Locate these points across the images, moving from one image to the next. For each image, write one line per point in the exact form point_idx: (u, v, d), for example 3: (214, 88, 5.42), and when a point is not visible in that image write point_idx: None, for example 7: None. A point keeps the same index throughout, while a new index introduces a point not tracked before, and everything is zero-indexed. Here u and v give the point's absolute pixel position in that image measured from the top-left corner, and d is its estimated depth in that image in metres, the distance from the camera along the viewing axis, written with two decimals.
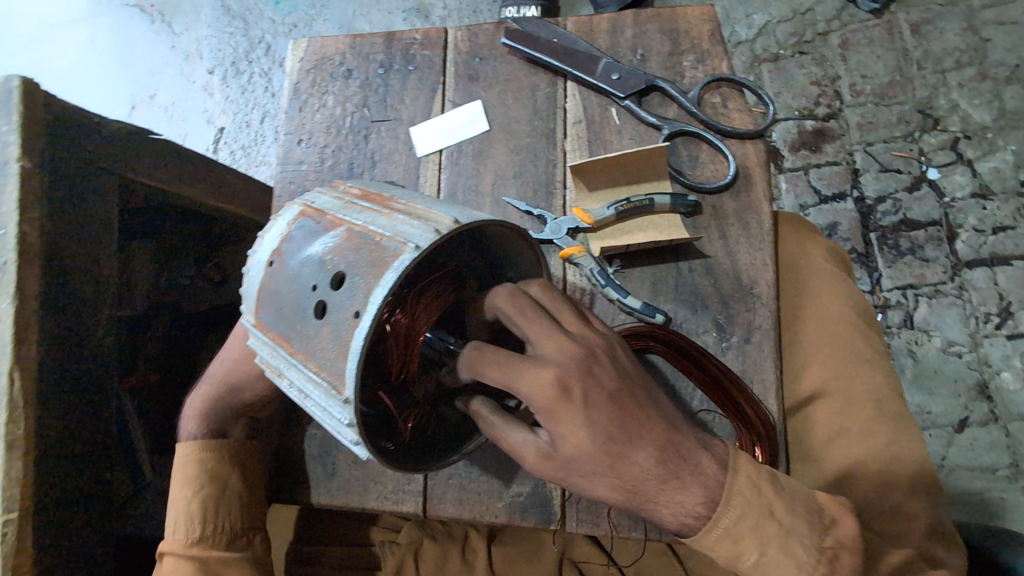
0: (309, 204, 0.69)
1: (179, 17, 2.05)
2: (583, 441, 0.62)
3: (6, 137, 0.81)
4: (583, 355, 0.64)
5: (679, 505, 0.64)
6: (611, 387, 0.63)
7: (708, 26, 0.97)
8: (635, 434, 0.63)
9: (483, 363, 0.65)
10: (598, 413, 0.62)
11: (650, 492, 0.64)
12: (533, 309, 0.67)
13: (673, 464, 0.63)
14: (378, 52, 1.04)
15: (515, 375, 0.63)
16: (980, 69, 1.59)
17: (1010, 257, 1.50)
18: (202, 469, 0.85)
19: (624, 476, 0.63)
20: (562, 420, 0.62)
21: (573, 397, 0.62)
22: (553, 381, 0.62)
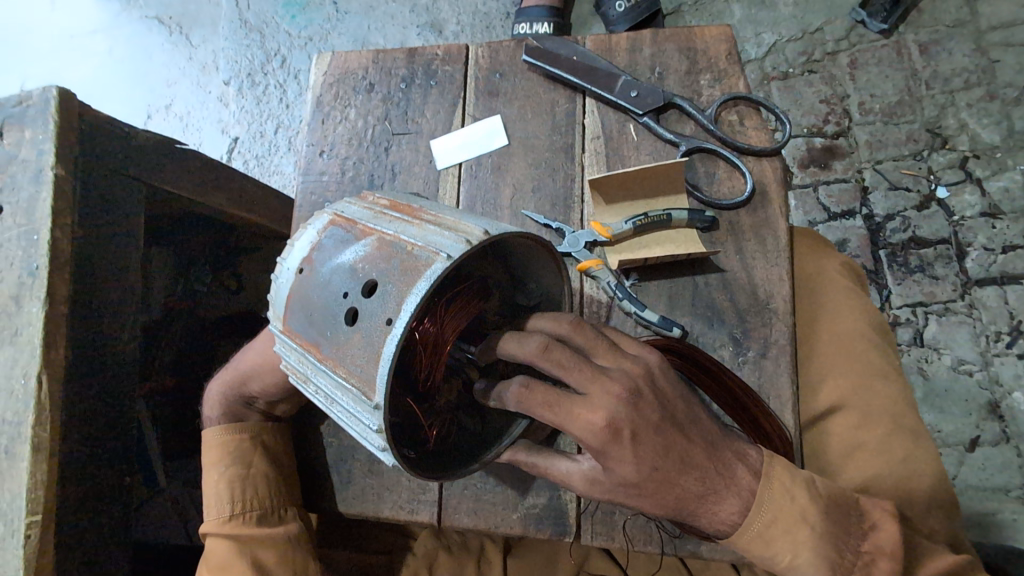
0: (339, 213, 0.70)
1: (197, 29, 2.09)
2: (630, 472, 0.66)
3: (42, 144, 0.83)
4: (626, 391, 0.65)
5: (724, 510, 0.69)
6: (655, 420, 0.66)
7: (725, 46, 0.99)
8: (678, 461, 0.67)
9: (534, 400, 0.65)
10: (644, 448, 0.65)
11: (693, 507, 0.68)
12: (568, 355, 0.67)
13: (711, 480, 0.68)
14: (400, 67, 1.07)
15: (567, 423, 0.64)
16: (988, 90, 1.61)
17: (1021, 276, 1.50)
18: (226, 449, 0.87)
19: (668, 497, 0.67)
20: (611, 459, 0.65)
21: (622, 439, 0.64)
22: (603, 427, 0.64)
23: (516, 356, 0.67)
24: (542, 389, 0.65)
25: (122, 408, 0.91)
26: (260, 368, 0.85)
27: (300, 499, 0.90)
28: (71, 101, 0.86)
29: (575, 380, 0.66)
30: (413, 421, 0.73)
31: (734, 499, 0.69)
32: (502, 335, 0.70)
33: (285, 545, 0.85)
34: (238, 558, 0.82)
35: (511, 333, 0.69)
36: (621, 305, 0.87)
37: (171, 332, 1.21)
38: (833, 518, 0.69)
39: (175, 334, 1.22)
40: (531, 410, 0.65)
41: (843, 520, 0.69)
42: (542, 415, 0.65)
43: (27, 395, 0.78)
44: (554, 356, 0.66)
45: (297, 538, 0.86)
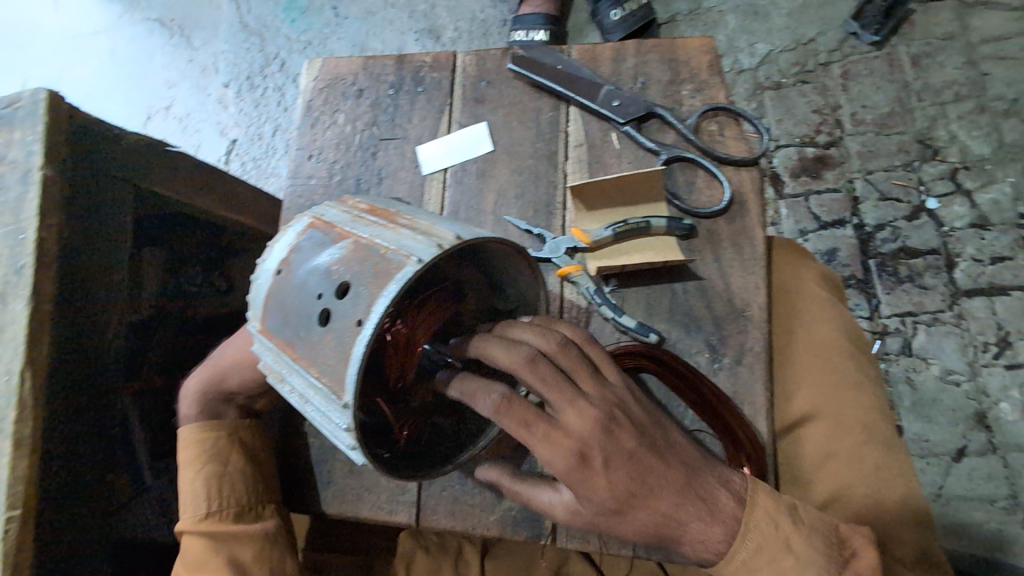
0: (318, 216, 0.71)
1: (198, 32, 2.11)
2: (607, 497, 0.67)
3: (31, 145, 0.85)
4: (599, 416, 0.67)
5: (705, 534, 0.69)
6: (631, 447, 0.67)
7: (707, 57, 1.00)
8: (654, 486, 0.68)
9: (511, 419, 0.65)
10: (619, 474, 0.67)
11: (672, 531, 0.69)
12: (553, 374, 0.68)
13: (692, 506, 0.69)
14: (389, 73, 1.08)
15: (538, 446, 0.66)
16: (978, 103, 1.64)
17: (1009, 287, 1.52)
18: (199, 447, 0.88)
19: (649, 523, 0.68)
20: (586, 484, 0.66)
21: (594, 465, 0.66)
22: (575, 453, 0.65)
23: (500, 364, 0.68)
24: (519, 405, 0.66)
25: (106, 406, 0.92)
26: (237, 363, 0.88)
27: (279, 497, 0.91)
28: (60, 103, 0.88)
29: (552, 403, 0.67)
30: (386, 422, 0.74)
31: (712, 526, 0.69)
32: (487, 337, 0.70)
33: (262, 542, 0.85)
34: (215, 554, 0.83)
35: (498, 338, 0.69)
36: (600, 310, 0.89)
37: (160, 331, 1.22)
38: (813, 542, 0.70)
39: (164, 333, 1.23)
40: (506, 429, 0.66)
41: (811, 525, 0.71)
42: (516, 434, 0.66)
43: (10, 392, 0.78)
44: (534, 374, 0.67)
45: (274, 536, 0.87)
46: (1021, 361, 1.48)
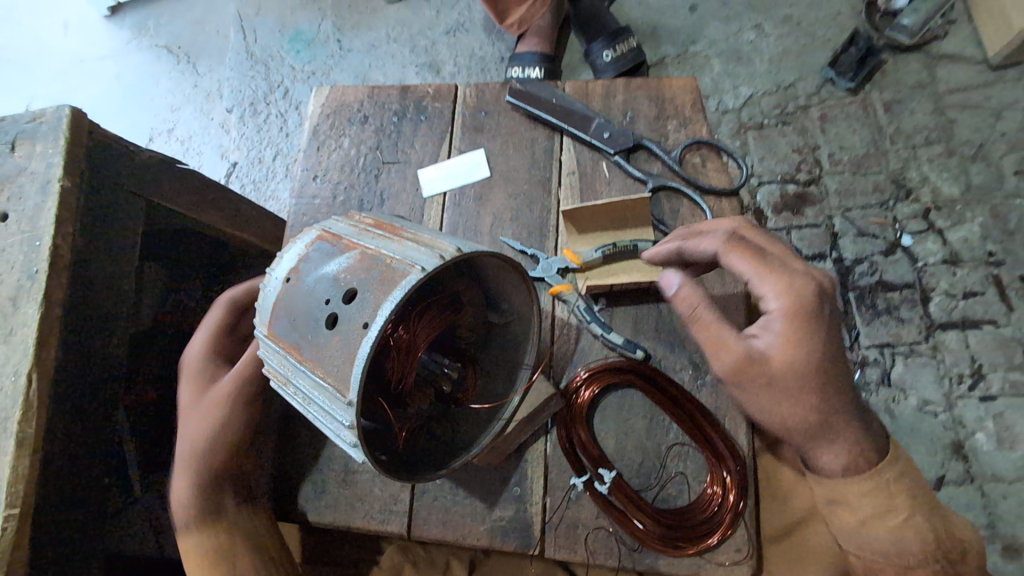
0: (325, 229, 0.76)
1: (204, 59, 2.20)
2: (812, 354, 0.79)
3: (52, 158, 0.89)
4: (824, 310, 0.82)
5: (849, 447, 0.81)
6: (839, 327, 0.82)
7: (690, 96, 1.08)
8: (844, 369, 0.81)
9: (741, 257, 0.85)
10: (828, 338, 0.80)
11: (827, 431, 0.81)
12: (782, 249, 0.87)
13: (858, 407, 0.82)
14: (393, 102, 1.15)
15: (768, 293, 0.83)
16: (947, 147, 1.77)
17: (980, 321, 1.61)
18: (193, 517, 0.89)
19: (827, 397, 0.80)
20: (798, 329, 0.80)
21: (813, 318, 0.80)
22: (799, 297, 0.81)
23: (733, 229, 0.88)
24: (757, 257, 0.84)
25: (105, 413, 0.94)
26: (226, 404, 0.90)
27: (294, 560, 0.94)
28: (82, 119, 0.93)
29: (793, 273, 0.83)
30: (388, 424, 0.78)
31: (854, 443, 0.81)
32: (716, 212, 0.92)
33: None
34: None
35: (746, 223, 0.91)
36: (589, 328, 0.94)
37: (158, 343, 1.24)
38: (900, 475, 0.82)
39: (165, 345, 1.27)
40: (735, 264, 0.85)
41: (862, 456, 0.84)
42: (741, 266, 0.84)
43: (16, 393, 0.81)
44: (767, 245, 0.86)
45: None
46: (994, 393, 1.55)
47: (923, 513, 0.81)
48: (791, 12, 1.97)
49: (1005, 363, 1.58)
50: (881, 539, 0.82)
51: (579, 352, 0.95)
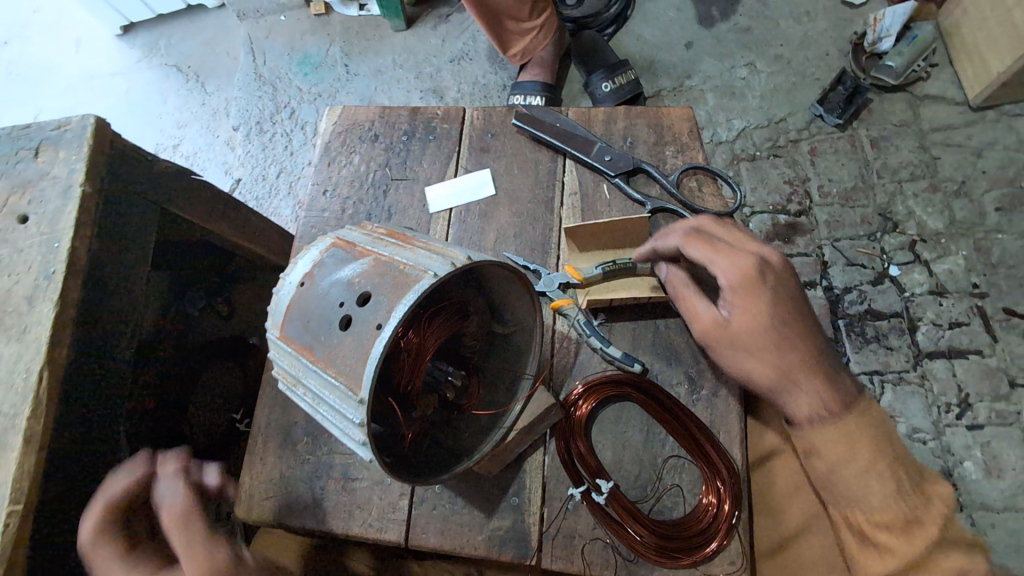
0: (340, 237, 0.79)
1: (213, 79, 2.27)
2: (764, 318, 0.83)
3: (74, 164, 0.92)
4: (780, 274, 0.86)
5: (817, 395, 0.81)
6: (792, 291, 0.86)
7: (686, 124, 1.14)
8: (802, 330, 0.84)
9: (693, 237, 0.89)
10: (778, 301, 0.84)
11: (794, 389, 0.82)
12: (734, 231, 0.93)
13: (823, 364, 0.83)
14: (403, 122, 1.20)
15: (719, 266, 0.86)
16: (931, 182, 1.85)
17: (966, 351, 1.67)
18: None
19: (787, 356, 0.82)
20: (749, 298, 0.84)
21: (762, 283, 0.84)
22: (749, 266, 0.85)
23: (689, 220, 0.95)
24: (709, 241, 0.88)
25: (107, 415, 0.95)
26: None
27: None
28: (105, 128, 0.96)
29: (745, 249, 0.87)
30: (394, 426, 0.80)
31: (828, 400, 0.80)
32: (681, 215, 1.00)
33: None
34: None
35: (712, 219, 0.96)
36: (589, 341, 0.96)
37: None
38: (866, 421, 0.79)
39: None
40: (688, 245, 0.89)
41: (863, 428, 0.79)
42: (694, 253, 0.88)
43: (26, 391, 0.82)
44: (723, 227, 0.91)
45: None
46: (981, 422, 1.61)
47: (887, 458, 0.77)
48: (782, 52, 2.07)
49: (991, 393, 1.63)
50: (849, 485, 0.78)
51: (578, 365, 0.97)
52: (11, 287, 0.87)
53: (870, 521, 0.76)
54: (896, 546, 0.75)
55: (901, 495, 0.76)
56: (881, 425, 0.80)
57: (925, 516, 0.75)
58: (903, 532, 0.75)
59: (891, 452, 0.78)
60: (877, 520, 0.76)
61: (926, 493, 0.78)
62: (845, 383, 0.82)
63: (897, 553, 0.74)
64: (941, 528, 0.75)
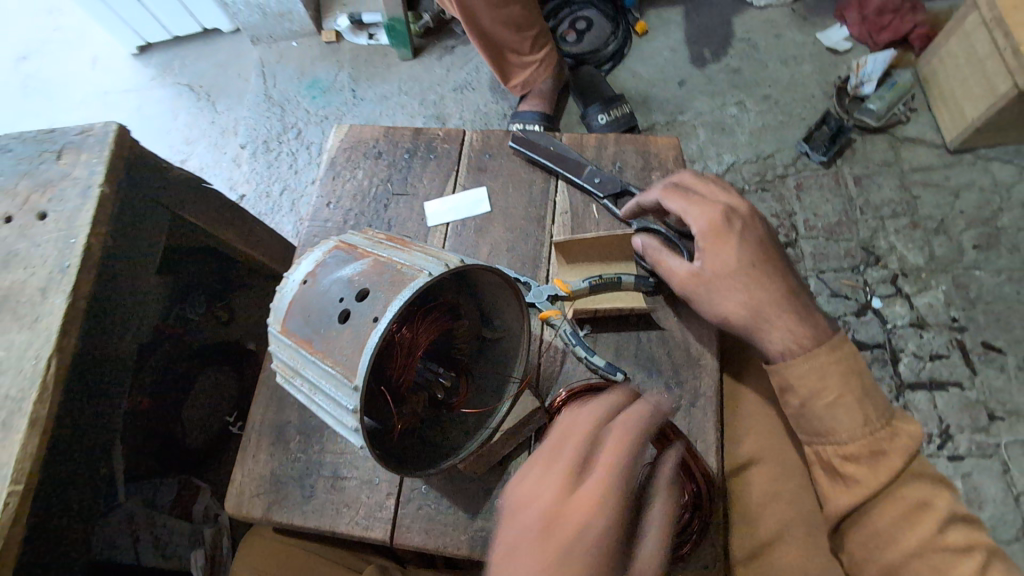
0: (343, 240, 0.84)
1: (224, 99, 2.37)
2: (732, 258, 0.96)
3: (95, 166, 0.98)
4: (746, 220, 0.99)
5: (787, 330, 0.93)
6: (760, 236, 0.99)
7: (672, 152, 1.22)
8: (767, 268, 0.96)
9: (670, 193, 1.03)
10: (745, 243, 0.97)
11: (762, 325, 0.94)
12: (713, 184, 1.05)
13: (791, 301, 0.94)
14: (406, 141, 1.27)
15: (692, 217, 0.99)
16: (911, 220, 1.93)
17: (947, 383, 1.72)
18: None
19: (754, 294, 0.95)
20: (719, 243, 0.97)
21: (729, 229, 0.97)
22: (717, 214, 0.98)
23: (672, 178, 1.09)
24: (686, 195, 1.02)
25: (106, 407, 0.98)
26: None
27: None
28: (125, 136, 1.02)
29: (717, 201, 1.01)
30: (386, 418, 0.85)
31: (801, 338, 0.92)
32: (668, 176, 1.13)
33: None
34: None
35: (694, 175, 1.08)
36: (575, 351, 1.01)
37: None
38: (837, 358, 0.90)
39: None
40: (668, 200, 1.03)
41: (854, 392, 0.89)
42: (672, 206, 1.02)
43: (33, 376, 0.85)
44: (702, 184, 1.05)
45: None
46: (961, 453, 1.65)
47: (855, 394, 0.88)
48: (770, 92, 2.18)
49: (971, 425, 1.68)
50: (825, 421, 0.89)
51: (563, 374, 1.02)
52: (26, 279, 0.92)
53: (840, 454, 0.88)
54: (862, 477, 0.86)
55: (866, 428, 0.87)
56: (853, 365, 0.90)
57: (890, 447, 0.86)
58: (870, 463, 0.86)
59: (859, 388, 0.89)
60: (846, 453, 0.88)
61: (892, 427, 0.88)
62: (816, 320, 0.93)
63: (863, 485, 0.85)
64: (905, 460, 0.85)
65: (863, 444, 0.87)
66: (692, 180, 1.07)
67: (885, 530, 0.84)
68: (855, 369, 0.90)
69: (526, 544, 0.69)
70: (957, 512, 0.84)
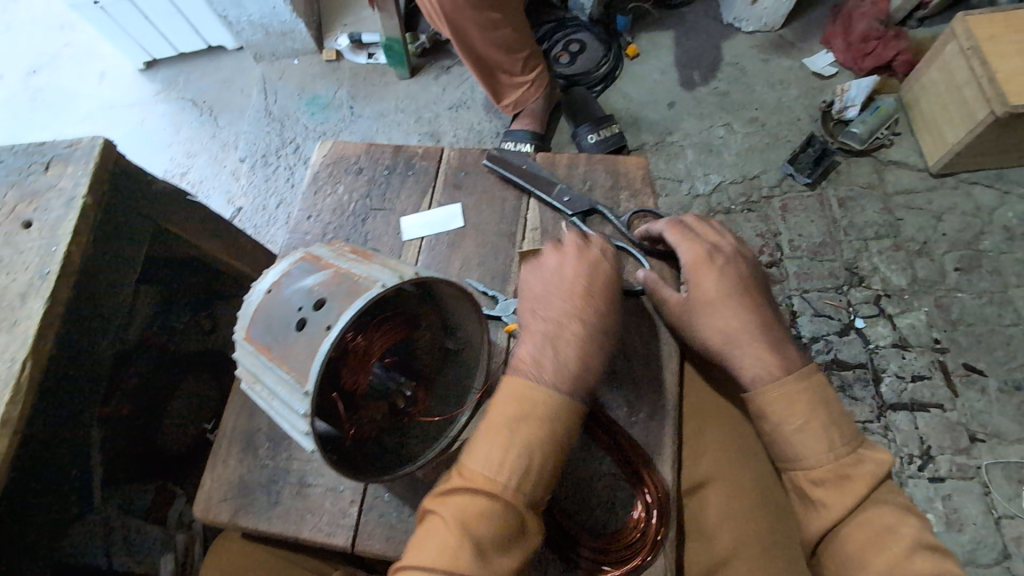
0: (309, 252, 0.87)
1: (226, 114, 2.43)
2: (711, 289, 1.00)
3: (80, 178, 1.02)
4: (730, 258, 1.02)
5: (758, 357, 0.95)
6: (744, 273, 1.02)
7: (641, 172, 1.26)
8: (747, 302, 0.99)
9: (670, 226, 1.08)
10: (728, 277, 1.00)
11: (733, 349, 0.97)
12: (713, 224, 1.09)
13: (767, 331, 0.97)
14: (386, 158, 1.32)
15: (683, 250, 1.04)
16: (895, 242, 1.96)
17: (929, 404, 1.73)
18: (488, 474, 0.79)
19: (729, 324, 0.97)
20: (704, 275, 1.01)
21: (715, 263, 1.01)
22: (704, 250, 1.03)
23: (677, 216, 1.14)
24: (683, 230, 1.06)
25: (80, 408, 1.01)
26: None
27: None
28: (111, 149, 1.06)
29: (708, 239, 1.05)
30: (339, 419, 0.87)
31: (773, 365, 0.94)
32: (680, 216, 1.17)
33: None
34: None
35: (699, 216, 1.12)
36: None
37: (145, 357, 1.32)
38: (806, 387, 0.92)
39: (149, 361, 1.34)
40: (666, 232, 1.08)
41: (826, 419, 0.91)
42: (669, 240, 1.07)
43: (8, 378, 0.88)
44: (700, 223, 1.09)
45: None
46: (942, 475, 1.65)
47: (821, 420, 0.90)
48: (756, 115, 2.23)
49: (952, 446, 1.68)
50: (793, 445, 0.91)
51: None
52: (7, 284, 0.95)
53: (807, 478, 0.90)
54: (829, 501, 0.87)
55: (832, 453, 0.89)
56: (822, 393, 0.93)
57: (854, 472, 0.88)
58: (835, 487, 0.88)
59: (825, 414, 0.91)
60: (813, 477, 0.90)
61: (858, 454, 0.90)
62: (788, 351, 0.96)
63: (829, 510, 0.87)
64: (868, 487, 0.86)
65: (829, 467, 0.89)
66: (696, 220, 1.11)
67: (852, 556, 0.84)
68: (823, 397, 0.92)
69: (560, 276, 0.94)
70: (925, 542, 0.81)
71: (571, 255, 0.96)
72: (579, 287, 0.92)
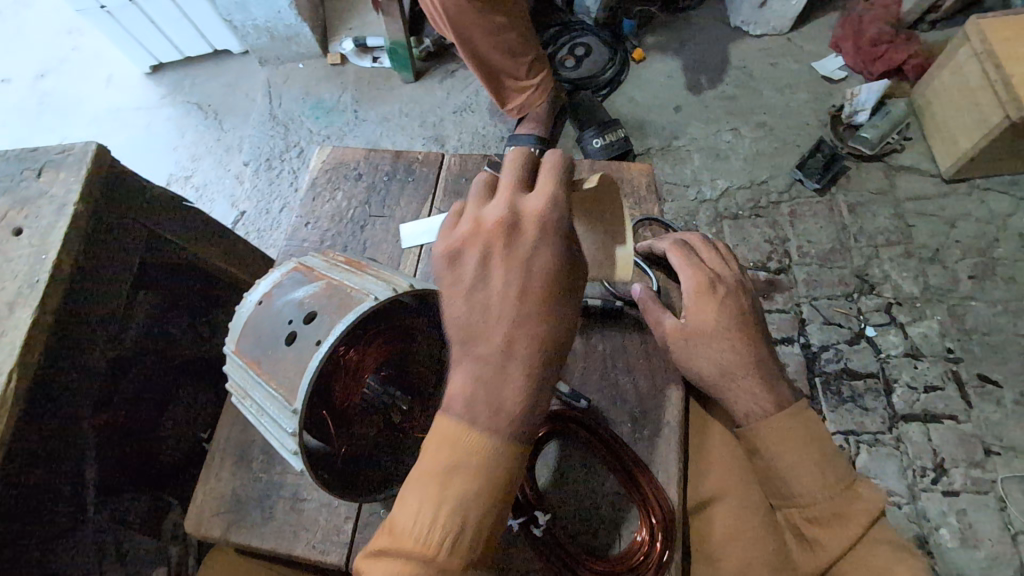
0: (302, 262, 0.85)
1: (230, 117, 2.43)
2: (710, 320, 0.96)
3: (71, 185, 1.00)
4: (733, 289, 0.99)
5: (750, 395, 0.95)
6: (745, 305, 0.98)
7: (645, 179, 1.23)
8: (745, 336, 0.96)
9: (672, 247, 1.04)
10: (728, 308, 0.97)
11: (725, 384, 0.95)
12: (717, 249, 1.04)
13: (761, 369, 0.95)
14: (386, 164, 1.29)
15: (684, 274, 1.00)
16: (906, 248, 1.92)
17: (942, 416, 1.68)
18: (415, 535, 0.65)
19: (723, 360, 0.95)
20: (705, 304, 0.97)
21: (716, 292, 0.97)
22: (708, 277, 0.98)
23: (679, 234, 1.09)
24: (686, 253, 1.02)
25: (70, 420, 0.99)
26: None
27: None
28: (104, 156, 1.05)
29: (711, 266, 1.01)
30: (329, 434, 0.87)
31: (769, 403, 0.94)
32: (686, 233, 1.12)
33: None
34: None
35: (704, 238, 1.07)
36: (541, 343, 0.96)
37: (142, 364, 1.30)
38: (801, 426, 0.93)
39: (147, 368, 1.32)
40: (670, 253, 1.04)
41: (820, 457, 0.91)
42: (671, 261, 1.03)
43: None
44: (706, 248, 1.04)
45: None
46: (956, 488, 1.60)
47: (816, 459, 0.91)
48: (764, 119, 2.19)
49: (966, 458, 1.63)
50: (789, 483, 0.92)
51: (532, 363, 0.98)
52: None
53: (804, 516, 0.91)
54: (825, 539, 0.89)
55: (827, 491, 0.90)
56: (816, 430, 0.93)
57: (849, 511, 0.89)
58: (831, 525, 0.90)
59: (820, 452, 0.92)
60: (809, 516, 0.91)
61: (850, 492, 0.91)
62: (781, 389, 0.95)
63: (826, 547, 0.89)
64: (863, 526, 0.88)
65: (823, 506, 0.90)
66: (701, 242, 1.06)
67: None
68: (817, 435, 0.93)
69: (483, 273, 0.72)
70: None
71: (498, 249, 0.71)
72: (510, 298, 0.70)
